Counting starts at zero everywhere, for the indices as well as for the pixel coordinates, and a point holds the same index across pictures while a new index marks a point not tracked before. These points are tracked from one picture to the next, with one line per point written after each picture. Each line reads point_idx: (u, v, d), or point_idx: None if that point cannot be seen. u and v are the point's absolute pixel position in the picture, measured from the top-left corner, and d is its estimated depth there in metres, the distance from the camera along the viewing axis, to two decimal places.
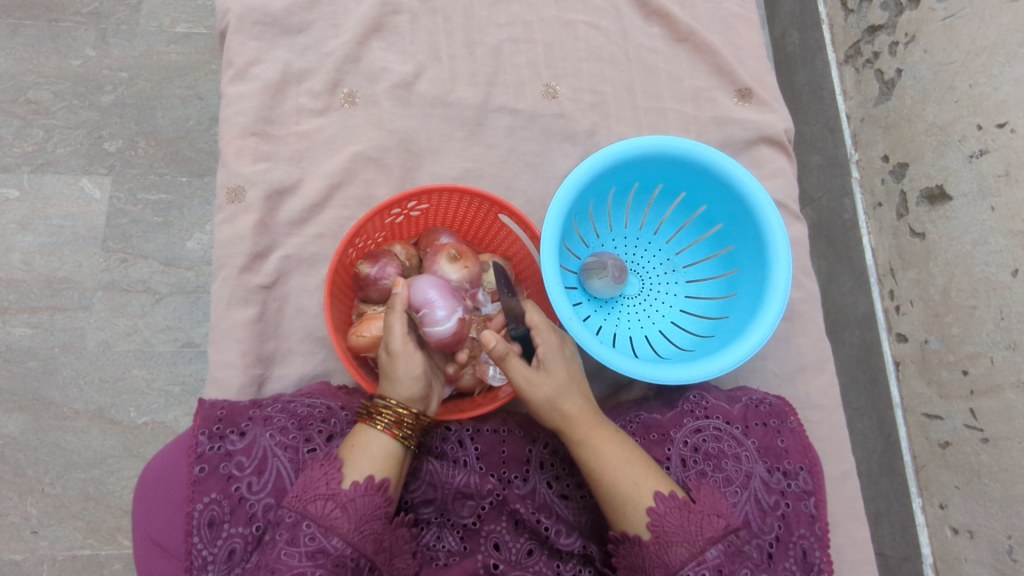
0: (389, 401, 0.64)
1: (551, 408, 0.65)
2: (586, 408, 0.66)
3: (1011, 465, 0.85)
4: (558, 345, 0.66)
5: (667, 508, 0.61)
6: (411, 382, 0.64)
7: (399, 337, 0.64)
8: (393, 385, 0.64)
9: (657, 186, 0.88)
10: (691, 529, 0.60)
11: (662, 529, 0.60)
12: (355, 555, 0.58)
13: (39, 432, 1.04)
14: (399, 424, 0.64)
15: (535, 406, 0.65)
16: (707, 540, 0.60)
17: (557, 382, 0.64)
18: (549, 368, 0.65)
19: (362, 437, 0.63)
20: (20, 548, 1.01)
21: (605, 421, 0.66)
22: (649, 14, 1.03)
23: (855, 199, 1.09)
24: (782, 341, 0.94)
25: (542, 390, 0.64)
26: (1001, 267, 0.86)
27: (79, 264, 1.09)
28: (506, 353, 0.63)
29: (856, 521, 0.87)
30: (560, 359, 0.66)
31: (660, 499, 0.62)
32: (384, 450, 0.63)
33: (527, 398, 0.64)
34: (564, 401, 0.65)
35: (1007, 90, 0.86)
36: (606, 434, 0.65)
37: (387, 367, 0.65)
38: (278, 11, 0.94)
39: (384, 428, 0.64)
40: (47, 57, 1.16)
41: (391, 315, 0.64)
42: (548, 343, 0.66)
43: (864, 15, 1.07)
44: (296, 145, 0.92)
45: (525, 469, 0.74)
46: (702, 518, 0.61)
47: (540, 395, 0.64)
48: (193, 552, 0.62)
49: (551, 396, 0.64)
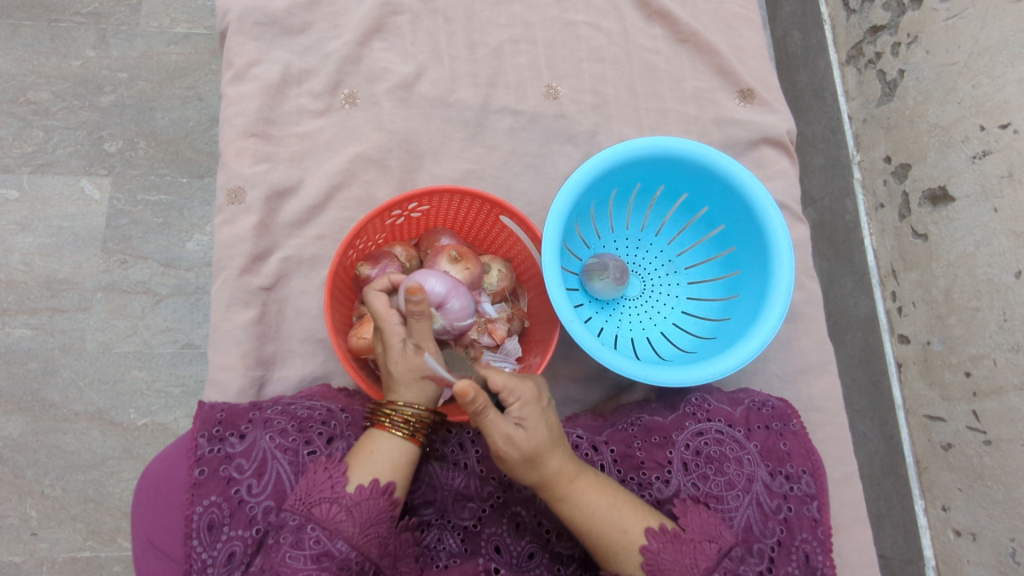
0: (416, 407, 0.64)
1: (528, 468, 0.61)
2: (564, 462, 0.63)
3: (1014, 468, 0.84)
4: (533, 399, 0.62)
5: (659, 544, 0.62)
6: (441, 382, 0.66)
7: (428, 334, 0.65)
8: (427, 389, 0.65)
9: (659, 187, 0.87)
10: (685, 562, 0.61)
11: (656, 566, 0.61)
12: (359, 558, 0.58)
13: (39, 434, 1.03)
14: (421, 429, 0.64)
15: (512, 463, 0.61)
16: (703, 571, 0.61)
17: (538, 439, 0.60)
18: (528, 425, 0.60)
19: (380, 445, 0.63)
20: (20, 549, 1.01)
21: (583, 468, 0.65)
22: (650, 15, 1.02)
23: (857, 199, 1.09)
24: (784, 343, 0.93)
25: (525, 448, 0.60)
26: (1004, 268, 0.86)
27: (79, 265, 1.09)
28: (485, 407, 0.57)
29: (858, 524, 0.87)
30: (538, 415, 0.61)
31: (652, 535, 0.62)
32: (401, 456, 0.63)
33: (507, 455, 0.60)
34: (547, 456, 0.61)
35: (1010, 91, 0.85)
36: (585, 486, 0.63)
37: (417, 369, 0.64)
38: (279, 12, 0.94)
39: (406, 436, 0.64)
40: (46, 57, 1.16)
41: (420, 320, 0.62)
42: (525, 399, 0.61)
43: (866, 16, 1.07)
44: (296, 145, 0.92)
45: (525, 474, 0.72)
46: (695, 547, 0.63)
47: (522, 453, 0.60)
48: (193, 555, 0.62)
49: (530, 455, 0.60)
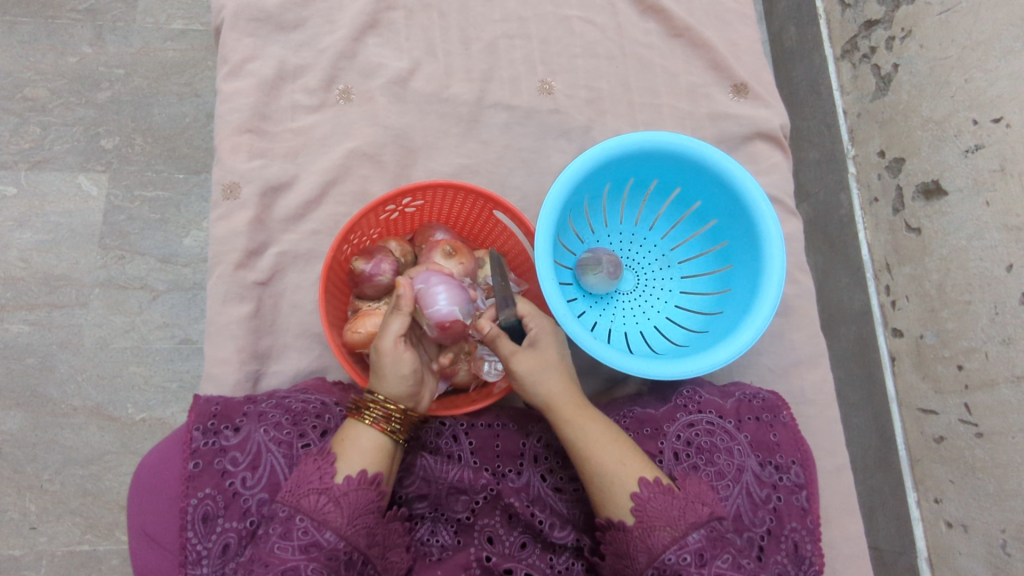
0: (377, 396, 0.65)
1: (539, 384, 0.67)
2: (573, 394, 0.68)
3: (1006, 460, 0.85)
4: (548, 330, 0.69)
5: (650, 493, 0.61)
6: (398, 380, 0.64)
7: (393, 334, 0.64)
8: (382, 381, 0.65)
9: (653, 181, 0.88)
10: (673, 514, 0.60)
11: (645, 513, 0.61)
12: (348, 548, 0.58)
13: (38, 429, 1.04)
14: (387, 419, 0.64)
15: (522, 377, 0.67)
16: (689, 525, 0.59)
17: (545, 360, 0.68)
18: (538, 348, 0.68)
19: (350, 432, 0.64)
20: (19, 543, 1.02)
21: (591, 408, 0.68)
22: (645, 10, 1.03)
23: (851, 194, 1.09)
24: (777, 336, 0.94)
25: (532, 366, 0.67)
26: (996, 262, 0.86)
27: (77, 261, 1.10)
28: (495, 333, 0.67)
29: (850, 515, 0.88)
30: (550, 343, 0.69)
31: (644, 484, 0.62)
32: (371, 443, 0.63)
33: (515, 367, 0.67)
34: (553, 379, 0.68)
35: (1002, 85, 0.86)
36: (590, 417, 0.67)
37: (375, 365, 0.65)
38: (274, 7, 0.94)
39: (372, 423, 0.64)
40: (44, 53, 1.16)
41: (393, 313, 0.65)
42: (542, 329, 0.69)
43: (860, 11, 1.07)
44: (291, 141, 0.92)
45: (519, 462, 0.74)
46: (686, 504, 0.61)
47: (529, 369, 0.67)
48: (188, 546, 0.62)
49: (539, 369, 0.67)
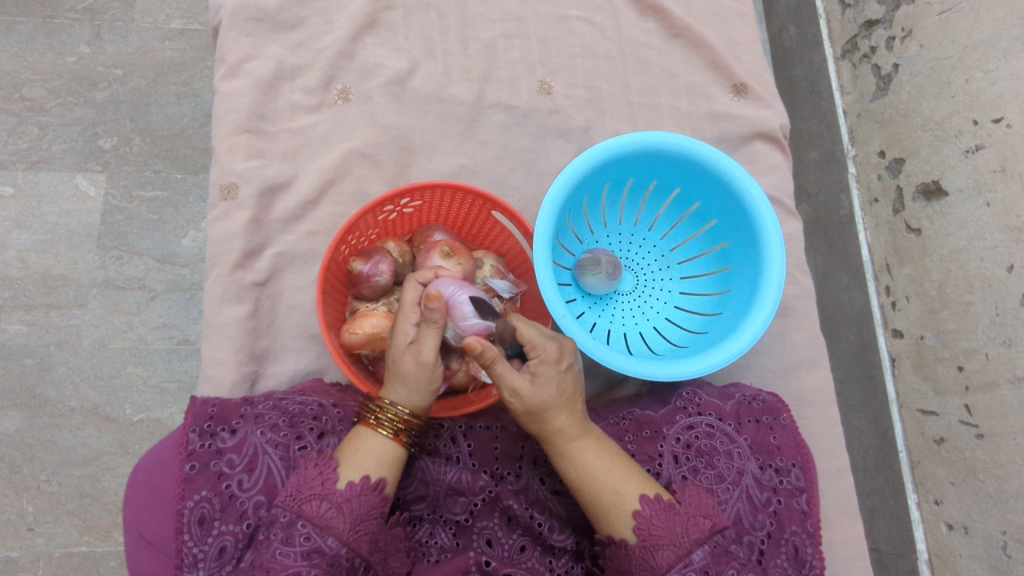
0: (401, 408, 0.64)
1: (535, 419, 0.64)
2: (571, 420, 0.65)
3: (1006, 461, 0.85)
4: (553, 360, 0.63)
5: (652, 510, 0.61)
6: (427, 394, 0.64)
7: (431, 351, 0.62)
8: (410, 394, 0.64)
9: (652, 182, 0.87)
10: (677, 531, 0.60)
11: (647, 532, 0.61)
12: (350, 555, 0.58)
13: (36, 430, 1.04)
14: (405, 430, 0.64)
15: (519, 413, 0.64)
16: (693, 542, 0.60)
17: (543, 397, 0.63)
18: (537, 383, 0.62)
19: (366, 442, 0.63)
20: (17, 544, 1.01)
21: (588, 429, 0.66)
22: (644, 9, 1.02)
23: (852, 194, 1.09)
24: (777, 337, 0.94)
25: (529, 403, 0.62)
26: (997, 263, 0.86)
27: (75, 262, 1.09)
28: (495, 358, 0.60)
29: (850, 517, 0.88)
30: (552, 375, 0.63)
31: (645, 502, 0.62)
32: (386, 453, 0.64)
33: (512, 405, 0.63)
34: (551, 414, 0.64)
35: (1003, 85, 0.86)
36: (586, 443, 0.65)
37: (404, 376, 0.63)
38: (272, 7, 0.94)
39: (390, 435, 0.64)
40: (41, 53, 1.16)
41: (428, 328, 0.62)
42: (544, 360, 0.63)
43: (860, 11, 1.07)
44: (290, 141, 0.92)
45: (518, 465, 0.74)
46: (688, 519, 0.61)
47: (526, 407, 0.63)
48: (184, 549, 0.62)
49: (536, 409, 0.63)
